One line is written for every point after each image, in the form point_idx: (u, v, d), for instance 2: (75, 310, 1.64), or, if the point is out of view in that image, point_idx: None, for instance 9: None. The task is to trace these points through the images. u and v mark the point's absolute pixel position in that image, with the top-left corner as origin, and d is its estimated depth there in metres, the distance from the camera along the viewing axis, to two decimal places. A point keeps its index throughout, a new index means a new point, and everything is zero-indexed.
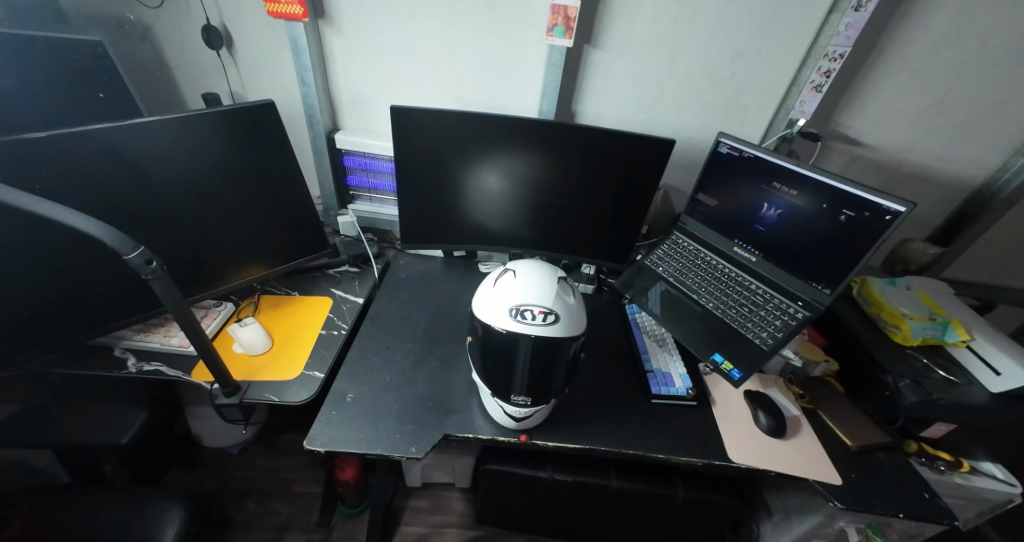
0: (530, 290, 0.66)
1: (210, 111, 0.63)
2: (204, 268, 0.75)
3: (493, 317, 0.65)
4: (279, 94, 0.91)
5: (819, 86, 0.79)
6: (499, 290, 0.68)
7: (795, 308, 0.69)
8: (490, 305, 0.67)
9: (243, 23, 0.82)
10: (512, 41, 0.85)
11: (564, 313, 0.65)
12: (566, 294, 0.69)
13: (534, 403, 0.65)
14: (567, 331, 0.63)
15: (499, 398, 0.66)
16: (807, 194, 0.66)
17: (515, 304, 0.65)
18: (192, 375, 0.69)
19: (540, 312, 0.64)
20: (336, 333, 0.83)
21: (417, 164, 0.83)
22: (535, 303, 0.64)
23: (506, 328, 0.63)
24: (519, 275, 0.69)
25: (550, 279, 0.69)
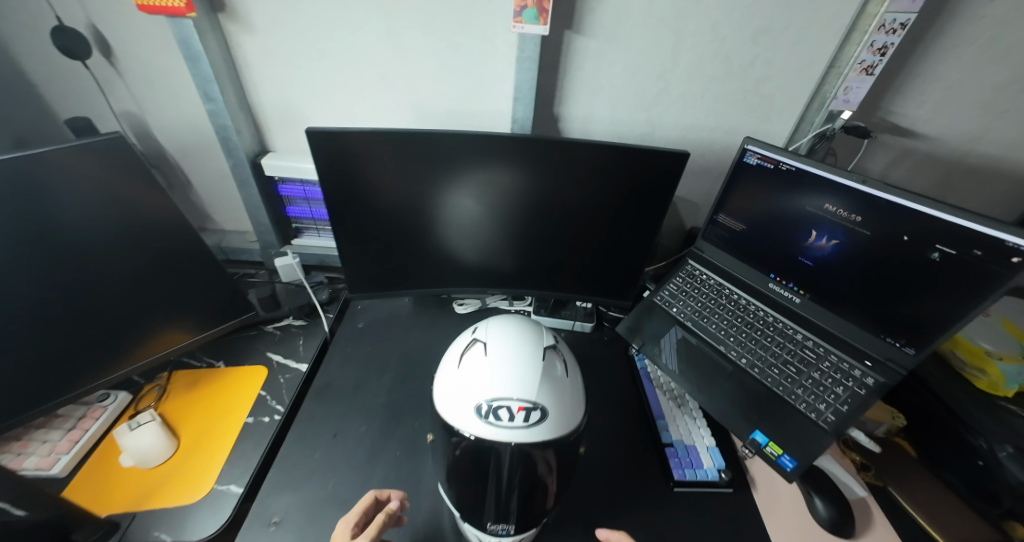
0: (507, 375, 0.48)
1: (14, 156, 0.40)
2: (61, 368, 0.53)
3: (459, 415, 0.47)
4: (184, 112, 0.72)
5: (870, 68, 0.61)
6: (464, 372, 0.51)
7: (863, 371, 0.51)
8: (455, 395, 0.49)
9: (116, 23, 0.62)
10: (472, 31, 0.66)
11: (554, 405, 0.47)
12: (556, 372, 0.51)
13: (519, 530, 0.47)
14: (558, 433, 0.46)
15: (471, 524, 0.49)
16: (876, 220, 0.48)
17: (486, 397, 0.47)
18: None
19: (520, 410, 0.46)
20: (267, 420, 0.64)
21: (355, 197, 0.64)
22: (514, 396, 0.46)
23: (474, 434, 0.46)
24: (490, 350, 0.51)
25: (532, 353, 0.52)
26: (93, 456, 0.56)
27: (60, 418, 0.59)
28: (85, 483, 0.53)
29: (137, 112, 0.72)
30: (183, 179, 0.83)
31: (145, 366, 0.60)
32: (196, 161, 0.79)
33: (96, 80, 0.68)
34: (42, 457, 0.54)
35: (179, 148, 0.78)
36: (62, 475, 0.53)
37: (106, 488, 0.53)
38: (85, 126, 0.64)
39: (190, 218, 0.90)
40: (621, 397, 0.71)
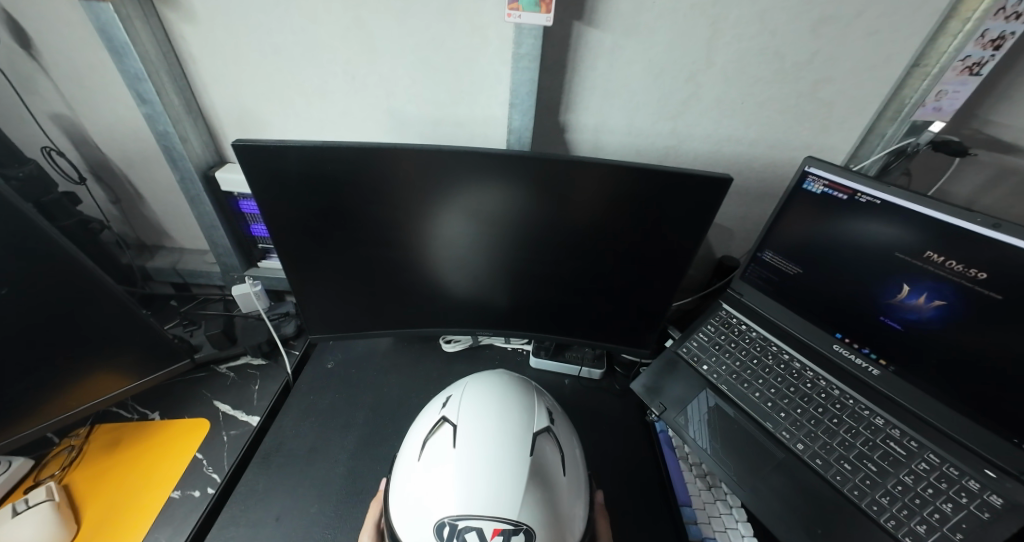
0: (479, 482, 0.37)
1: None
2: None
3: (416, 537, 0.37)
4: (121, 116, 0.62)
5: (976, 67, 0.48)
6: (426, 468, 0.40)
7: (983, 483, 0.36)
8: (412, 505, 0.38)
9: (31, 9, 0.52)
10: (457, 21, 0.53)
11: (543, 523, 0.36)
12: (547, 468, 0.40)
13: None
14: None
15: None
16: (1012, 279, 0.34)
17: (449, 514, 0.36)
18: None
19: (496, 536, 0.35)
20: (196, 495, 0.52)
21: (310, 224, 0.51)
22: (486, 514, 0.35)
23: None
24: (460, 441, 0.40)
25: (515, 444, 0.40)
26: None
27: None
28: None
29: (70, 116, 0.62)
30: (131, 191, 0.72)
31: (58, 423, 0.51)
32: (143, 172, 0.69)
33: (16, 77, 0.58)
34: None
35: (121, 157, 0.67)
36: None
37: None
38: None
39: (145, 235, 0.79)
40: (636, 474, 0.56)
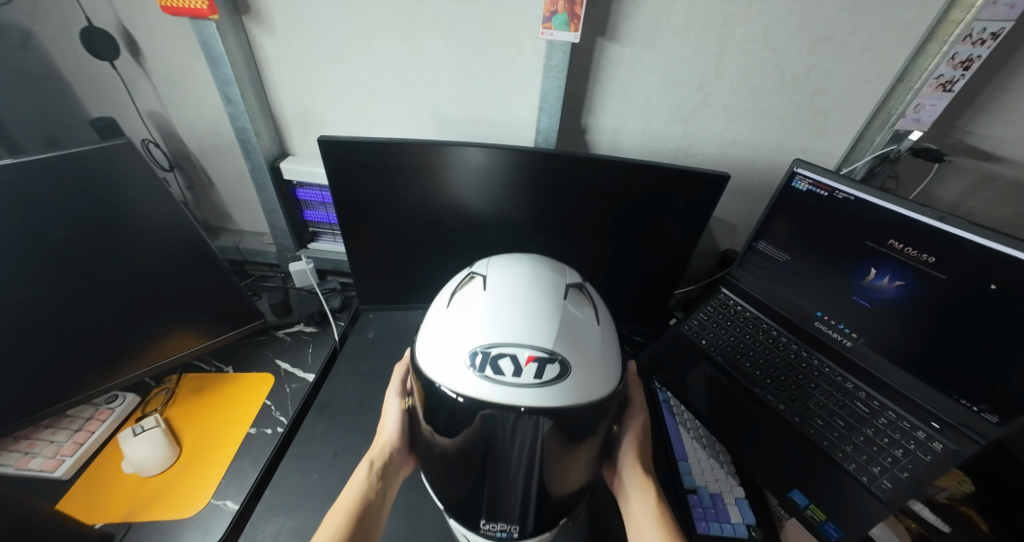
0: (512, 313, 0.33)
1: (21, 161, 0.40)
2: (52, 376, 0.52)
3: (441, 372, 0.33)
4: (206, 113, 0.72)
5: (948, 84, 0.53)
6: (451, 313, 0.37)
7: (929, 433, 0.44)
8: (436, 347, 0.35)
9: (145, 24, 0.62)
10: (497, 36, 0.62)
11: (578, 360, 0.33)
12: (585, 316, 0.36)
13: (524, 535, 0.35)
14: (583, 399, 0.32)
15: (458, 522, 0.37)
16: (956, 263, 0.41)
17: (480, 344, 0.33)
18: (59, 503, 0.51)
19: (530, 362, 0.31)
20: (268, 432, 0.63)
21: (366, 209, 0.61)
22: (519, 342, 0.32)
23: (465, 396, 0.31)
24: (490, 284, 0.37)
25: (549, 288, 0.36)
26: (97, 460, 0.56)
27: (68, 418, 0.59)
28: (84, 488, 0.53)
29: (162, 113, 0.73)
30: (204, 178, 0.83)
31: (155, 369, 0.61)
32: (216, 161, 0.79)
33: (122, 79, 0.69)
34: (47, 459, 0.54)
35: (200, 147, 0.77)
36: (64, 478, 0.53)
37: (103, 496, 0.52)
38: (108, 125, 0.64)
39: (211, 217, 0.90)
40: None
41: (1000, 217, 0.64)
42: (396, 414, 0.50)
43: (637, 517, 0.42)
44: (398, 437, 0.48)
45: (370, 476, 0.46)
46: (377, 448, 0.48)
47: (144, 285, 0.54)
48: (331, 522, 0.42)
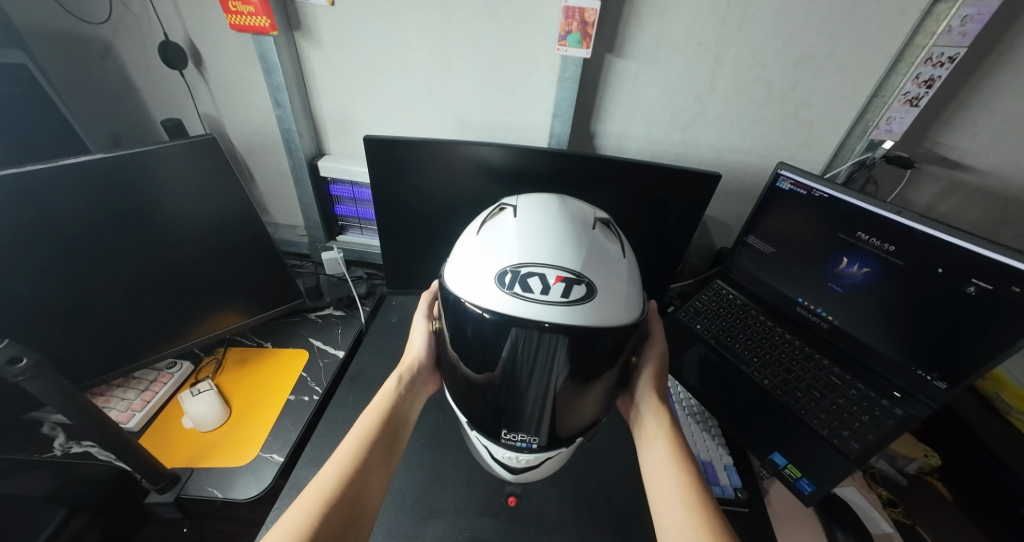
0: (543, 241, 0.40)
1: (128, 153, 0.51)
2: (124, 340, 0.59)
3: (475, 291, 0.40)
4: (255, 115, 0.80)
5: (914, 100, 0.61)
6: (485, 241, 0.43)
7: (890, 401, 0.51)
8: (470, 269, 0.42)
9: (212, 38, 0.71)
10: (518, 51, 0.70)
11: (599, 284, 0.39)
12: (607, 249, 0.42)
13: (541, 447, 0.42)
14: (602, 317, 0.38)
15: (481, 434, 0.44)
16: (912, 253, 0.48)
17: (512, 266, 0.39)
18: (142, 438, 0.61)
19: (558, 282, 0.38)
20: (306, 399, 0.69)
21: (399, 200, 0.69)
22: (548, 264, 0.39)
23: (494, 310, 0.38)
24: (521, 215, 0.43)
25: (576, 223, 0.42)
26: (163, 416, 0.64)
27: (134, 380, 0.68)
28: (153, 438, 0.61)
29: (216, 115, 0.81)
30: (247, 174, 0.91)
31: (206, 340, 0.67)
32: (260, 159, 0.87)
33: (184, 85, 0.78)
34: (120, 412, 0.62)
35: (246, 146, 0.86)
36: (134, 429, 0.61)
37: (170, 445, 0.60)
38: (175, 126, 0.74)
39: None
40: None
41: (970, 220, 0.70)
42: (423, 335, 0.57)
43: (648, 438, 0.49)
44: (424, 352, 0.56)
45: (398, 383, 0.54)
46: (406, 363, 0.56)
47: (208, 262, 0.62)
48: (368, 416, 0.51)
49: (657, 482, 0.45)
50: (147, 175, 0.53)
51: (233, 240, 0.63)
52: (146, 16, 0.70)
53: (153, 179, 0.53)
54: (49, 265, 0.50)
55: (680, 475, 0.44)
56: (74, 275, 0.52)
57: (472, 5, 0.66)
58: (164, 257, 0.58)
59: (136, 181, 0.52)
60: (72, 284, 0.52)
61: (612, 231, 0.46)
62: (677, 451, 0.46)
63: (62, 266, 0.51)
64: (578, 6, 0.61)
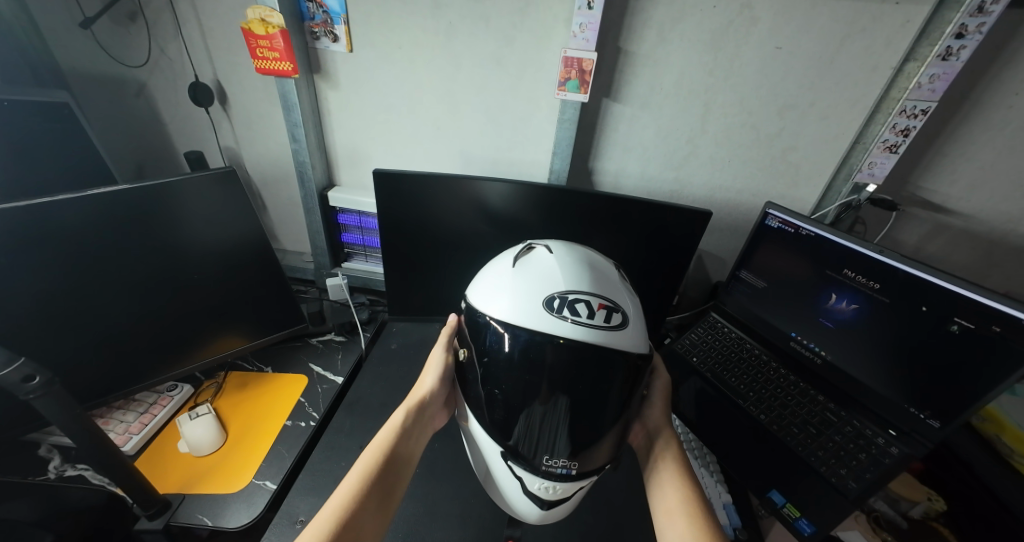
0: (582, 272, 0.43)
1: (149, 184, 0.54)
2: (130, 363, 0.60)
3: (522, 314, 0.41)
4: (271, 148, 0.85)
5: (893, 146, 0.65)
6: (523, 268, 0.45)
7: (886, 439, 0.52)
8: (513, 295, 0.43)
9: (236, 79, 0.77)
10: (521, 94, 0.75)
11: (632, 314, 0.43)
12: (628, 287, 0.47)
13: (579, 473, 0.41)
14: (636, 343, 0.42)
15: (518, 465, 0.42)
16: (896, 290, 0.50)
17: (558, 292, 0.41)
18: (138, 461, 0.61)
19: (601, 309, 0.41)
20: (302, 425, 0.69)
21: (405, 231, 0.72)
22: (592, 292, 0.41)
23: (543, 331, 0.40)
24: (556, 249, 0.46)
25: (603, 262, 0.46)
26: (161, 440, 0.64)
27: (134, 402, 0.68)
28: (147, 465, 0.61)
29: (235, 148, 0.86)
30: (260, 202, 0.95)
31: (206, 363, 0.67)
32: (273, 188, 0.91)
33: (208, 121, 0.83)
34: (117, 434, 0.62)
35: (261, 177, 0.90)
36: (130, 453, 0.61)
37: (164, 469, 0.60)
38: (197, 158, 0.79)
39: None
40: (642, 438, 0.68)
41: (958, 260, 0.72)
42: (437, 369, 0.58)
43: (657, 460, 0.49)
44: (436, 387, 0.57)
45: (405, 417, 0.54)
46: (416, 395, 0.56)
47: (217, 284, 0.64)
48: (368, 454, 0.50)
49: (662, 498, 0.46)
50: (172, 204, 0.57)
51: (243, 265, 0.66)
52: (180, 59, 0.76)
53: (179, 205, 0.57)
54: (68, 287, 0.52)
55: (683, 492, 0.45)
56: (90, 297, 0.54)
57: (479, 54, 0.72)
58: (176, 280, 0.60)
59: (158, 211, 0.56)
60: (87, 306, 0.54)
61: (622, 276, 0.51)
62: (685, 475, 0.47)
63: (81, 287, 0.53)
64: (576, 56, 0.66)
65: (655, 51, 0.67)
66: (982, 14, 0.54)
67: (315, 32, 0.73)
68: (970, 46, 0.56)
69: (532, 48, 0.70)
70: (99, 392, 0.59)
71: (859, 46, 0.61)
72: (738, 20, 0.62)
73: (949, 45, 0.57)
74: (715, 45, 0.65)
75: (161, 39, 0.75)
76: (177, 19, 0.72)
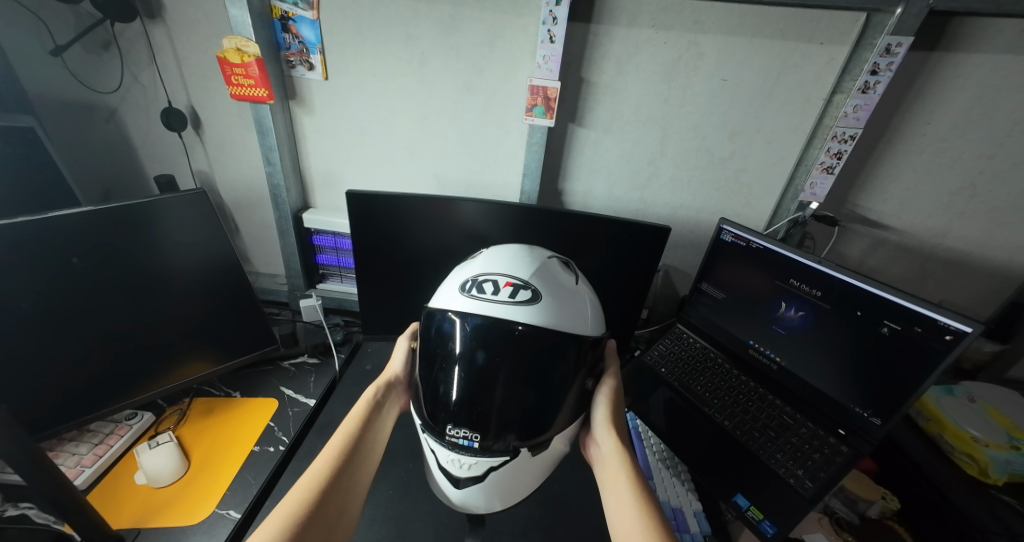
0: (501, 259, 0.47)
1: (108, 207, 0.54)
2: (85, 392, 0.58)
3: (442, 298, 0.47)
4: (245, 172, 0.86)
5: (830, 168, 0.71)
6: (460, 267, 0.51)
7: (837, 439, 0.55)
8: (442, 287, 0.49)
9: (212, 105, 0.78)
10: (491, 120, 0.78)
11: (546, 293, 0.45)
12: (559, 274, 0.48)
13: (482, 448, 0.41)
14: (545, 319, 0.43)
15: (431, 437, 0.43)
16: (835, 297, 0.55)
17: (473, 276, 0.47)
18: (91, 496, 0.58)
19: (507, 285, 0.45)
20: (271, 450, 0.67)
21: (375, 250, 0.73)
22: (502, 272, 0.46)
23: (453, 309, 0.45)
24: (491, 249, 0.52)
25: (538, 254, 0.50)
26: (116, 472, 0.61)
27: (89, 433, 0.65)
28: (99, 500, 0.57)
29: (207, 171, 0.86)
30: (233, 226, 0.94)
31: (168, 390, 0.65)
32: (247, 212, 0.92)
33: (181, 145, 0.84)
34: (68, 468, 0.59)
35: (234, 200, 0.90)
36: (81, 487, 0.57)
37: (119, 501, 0.57)
38: (167, 182, 0.78)
39: None
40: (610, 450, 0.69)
41: (896, 273, 0.78)
42: (404, 353, 0.60)
43: (610, 482, 0.48)
44: (403, 370, 0.58)
45: (375, 393, 0.55)
46: (384, 376, 0.58)
47: (185, 306, 0.63)
48: (346, 426, 0.51)
49: (622, 527, 0.43)
50: (142, 226, 0.57)
51: (213, 287, 0.65)
52: (154, 86, 0.77)
53: (149, 228, 0.57)
54: (23, 310, 0.51)
55: (643, 521, 0.43)
56: (44, 321, 0.52)
57: (450, 81, 0.76)
58: (139, 303, 0.59)
59: (121, 232, 0.55)
60: (39, 330, 0.52)
61: (570, 270, 0.52)
62: (642, 492, 0.46)
63: (38, 308, 0.52)
64: (541, 85, 0.71)
65: (613, 81, 0.72)
66: (890, 54, 0.61)
67: (291, 61, 0.75)
68: (883, 81, 0.63)
69: (500, 78, 0.74)
70: (50, 422, 0.56)
71: (791, 80, 0.68)
72: (686, 55, 0.68)
73: (866, 80, 0.64)
74: (668, 76, 0.70)
75: (135, 67, 0.76)
76: (153, 48, 0.74)
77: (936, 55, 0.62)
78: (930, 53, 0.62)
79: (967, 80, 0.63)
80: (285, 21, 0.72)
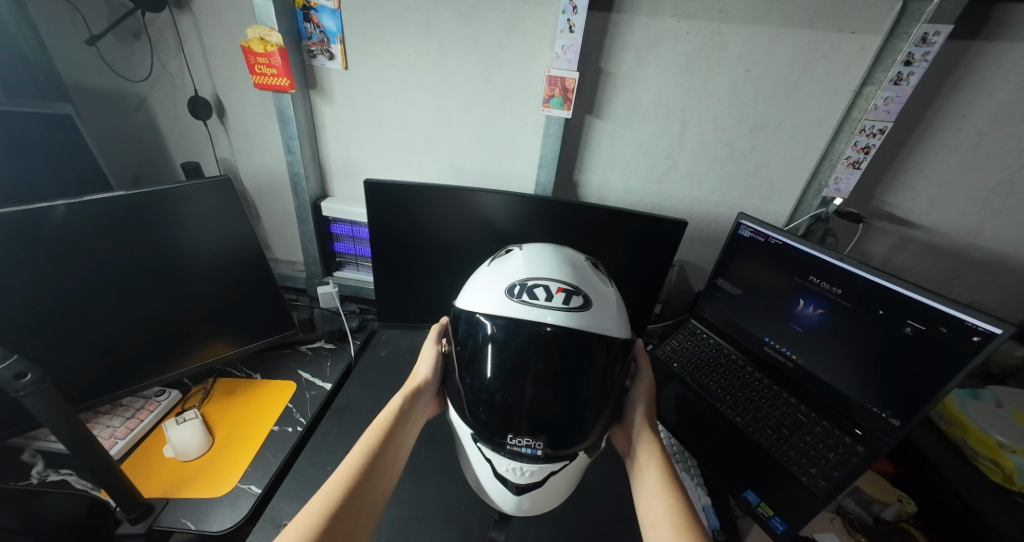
0: (545, 263, 0.48)
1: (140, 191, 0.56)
2: (118, 368, 0.61)
3: (487, 301, 0.46)
4: (267, 160, 0.88)
5: (856, 163, 0.69)
6: (495, 266, 0.51)
7: (853, 439, 0.54)
8: (481, 288, 0.48)
9: (235, 94, 0.80)
10: (508, 111, 0.78)
11: (593, 299, 0.46)
12: (598, 279, 0.49)
13: (545, 456, 0.42)
14: (596, 326, 0.44)
15: (486, 446, 0.44)
16: (856, 295, 0.53)
17: (520, 279, 0.46)
18: (125, 466, 0.61)
19: (559, 291, 0.45)
20: (290, 430, 0.69)
21: (391, 239, 0.74)
22: (551, 277, 0.46)
23: (503, 314, 0.44)
24: (526, 248, 0.51)
25: (573, 256, 0.50)
26: (148, 445, 0.65)
27: (121, 407, 0.68)
28: (132, 469, 0.61)
29: (230, 159, 0.89)
30: (254, 213, 0.97)
31: (193, 369, 0.68)
32: (268, 200, 0.94)
33: (206, 133, 0.86)
34: (103, 439, 0.62)
35: (256, 188, 0.93)
36: (116, 457, 0.61)
37: (151, 473, 0.60)
38: (193, 169, 0.81)
39: None
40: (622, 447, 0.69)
41: (922, 272, 0.76)
42: (432, 358, 0.60)
43: (641, 470, 0.50)
44: (430, 375, 0.59)
45: (402, 402, 0.56)
46: (413, 383, 0.59)
47: (209, 289, 0.66)
48: (369, 436, 0.53)
49: (650, 510, 0.46)
50: (172, 210, 0.59)
51: (237, 271, 0.67)
52: (181, 75, 0.79)
53: (178, 212, 0.59)
54: (63, 287, 0.53)
55: (671, 503, 0.45)
56: (81, 299, 0.55)
57: (468, 71, 0.76)
58: (167, 284, 0.61)
59: (152, 216, 0.58)
60: (77, 307, 0.55)
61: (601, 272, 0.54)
62: (670, 480, 0.47)
63: (78, 286, 0.55)
64: (560, 76, 0.70)
65: (634, 71, 0.71)
66: (925, 44, 0.59)
67: (312, 51, 0.76)
68: (917, 72, 0.61)
69: (518, 67, 0.74)
70: (87, 395, 0.59)
71: (820, 71, 0.66)
72: (709, 44, 0.67)
73: (899, 71, 0.62)
74: (690, 66, 0.69)
75: (163, 55, 0.78)
76: (180, 37, 0.76)
77: (976, 45, 0.60)
78: (970, 42, 0.60)
79: (1010, 71, 0.60)
80: (308, 11, 0.73)
